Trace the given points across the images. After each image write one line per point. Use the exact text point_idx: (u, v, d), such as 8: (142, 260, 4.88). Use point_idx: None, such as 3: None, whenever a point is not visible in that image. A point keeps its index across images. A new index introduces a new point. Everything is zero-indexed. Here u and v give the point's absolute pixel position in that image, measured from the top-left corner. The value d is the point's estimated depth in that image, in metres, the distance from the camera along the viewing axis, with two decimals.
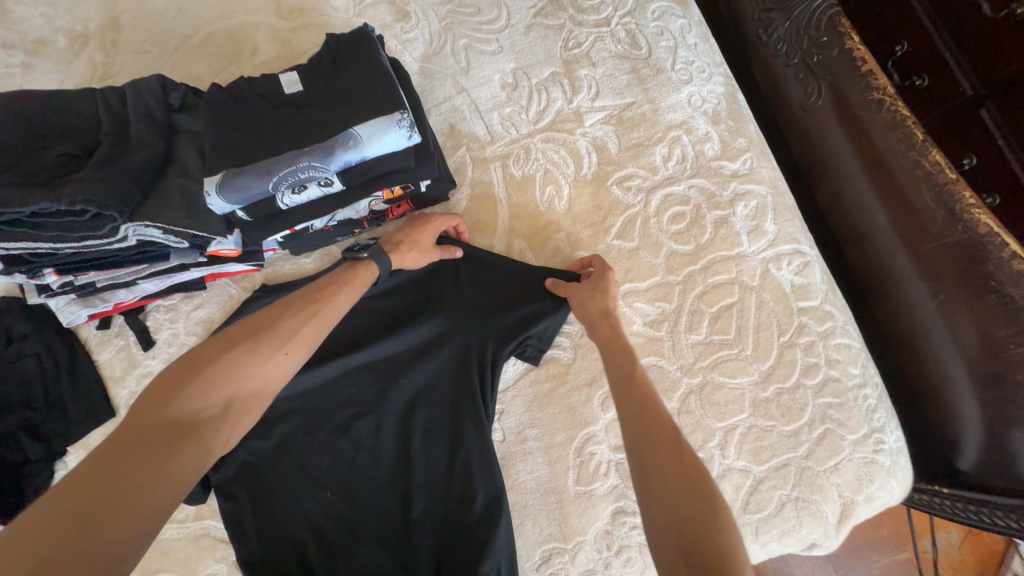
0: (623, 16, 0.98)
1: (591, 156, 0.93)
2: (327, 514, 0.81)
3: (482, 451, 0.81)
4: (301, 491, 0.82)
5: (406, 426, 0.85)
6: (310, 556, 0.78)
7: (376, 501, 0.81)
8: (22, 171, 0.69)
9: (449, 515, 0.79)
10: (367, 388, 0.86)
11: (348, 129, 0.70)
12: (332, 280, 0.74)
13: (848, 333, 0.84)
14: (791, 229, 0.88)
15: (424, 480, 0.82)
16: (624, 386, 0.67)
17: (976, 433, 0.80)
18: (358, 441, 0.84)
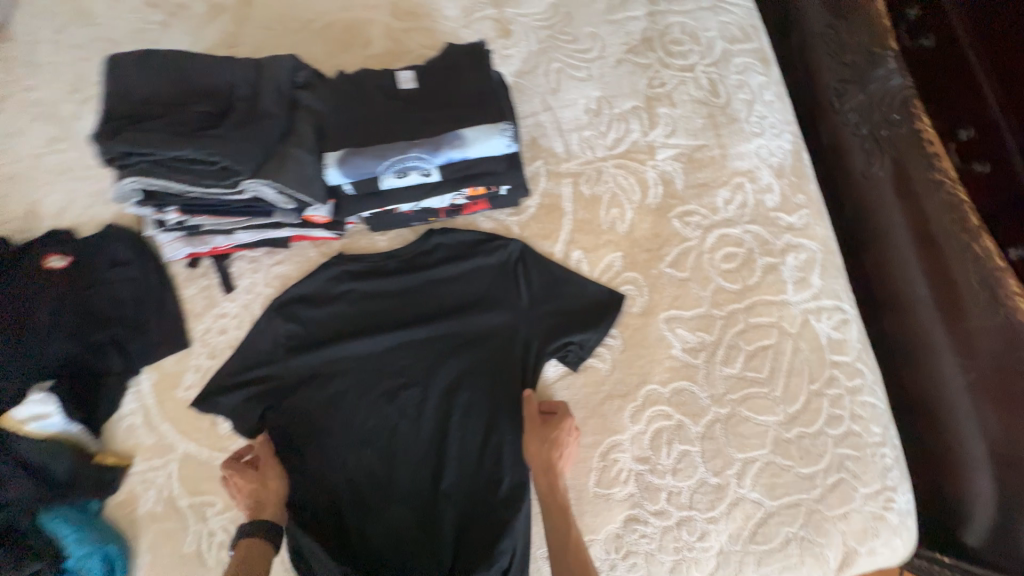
0: (708, 65, 1.06)
1: (658, 187, 0.99)
2: (364, 473, 0.88)
3: (514, 441, 0.88)
4: (343, 446, 0.90)
5: (445, 404, 0.91)
6: (343, 509, 0.86)
7: (408, 470, 0.88)
8: (170, 119, 0.79)
9: (474, 494, 0.85)
10: (418, 364, 0.94)
11: (456, 131, 0.79)
12: (241, 568, 0.78)
13: (874, 393, 0.89)
14: (835, 286, 0.94)
15: (455, 459, 0.87)
16: (557, 552, 0.77)
17: (988, 508, 0.85)
18: (401, 411, 0.91)
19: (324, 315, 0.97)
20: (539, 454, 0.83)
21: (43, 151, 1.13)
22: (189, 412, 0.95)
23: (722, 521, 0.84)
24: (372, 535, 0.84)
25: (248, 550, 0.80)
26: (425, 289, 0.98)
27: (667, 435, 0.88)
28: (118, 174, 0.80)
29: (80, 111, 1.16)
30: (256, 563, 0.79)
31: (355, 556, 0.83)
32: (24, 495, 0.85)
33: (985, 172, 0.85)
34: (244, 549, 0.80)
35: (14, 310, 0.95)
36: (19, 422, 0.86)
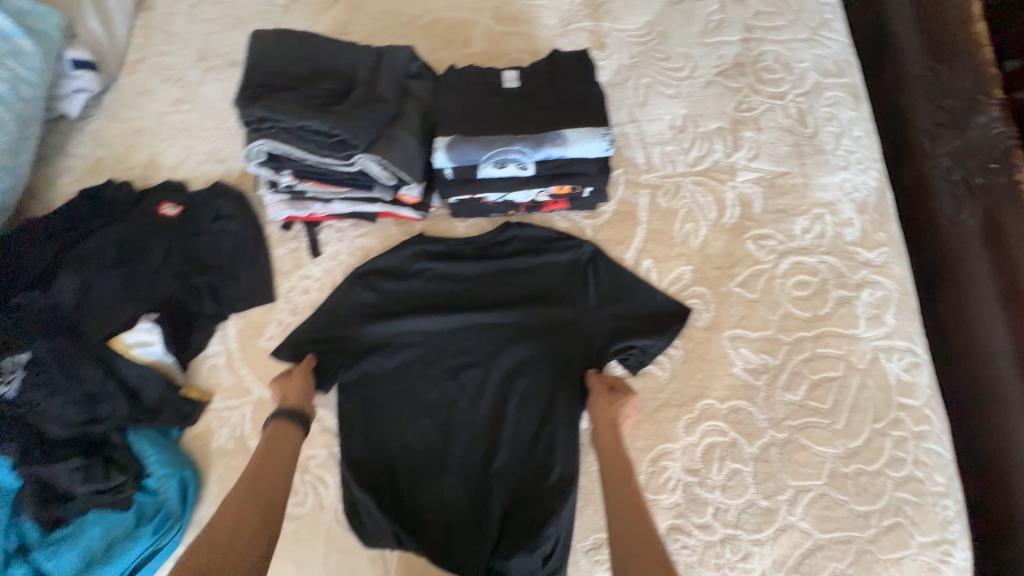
0: (798, 95, 1.07)
1: (735, 209, 1.01)
2: (421, 442, 0.92)
3: (568, 433, 0.90)
4: (404, 414, 0.94)
5: (505, 388, 0.94)
6: (399, 472, 0.90)
7: (463, 445, 0.91)
8: (301, 93, 0.88)
9: (525, 477, 0.88)
10: (483, 347, 0.98)
11: (558, 131, 0.85)
12: (266, 444, 0.81)
13: (941, 442, 0.86)
14: (910, 327, 0.92)
15: (510, 441, 0.90)
16: (616, 482, 0.72)
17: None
18: (462, 389, 0.95)
19: (399, 288, 1.03)
20: (605, 407, 0.83)
21: (167, 110, 1.26)
22: (267, 361, 1.02)
23: (768, 545, 0.83)
24: (423, 501, 0.88)
25: (276, 431, 0.83)
26: (497, 277, 1.02)
27: (720, 451, 0.88)
28: (249, 137, 0.89)
29: (204, 79, 1.28)
30: (280, 444, 0.81)
31: (407, 518, 0.87)
32: (117, 415, 0.93)
33: None
34: (271, 430, 0.83)
35: (128, 246, 1.03)
36: (127, 346, 0.97)
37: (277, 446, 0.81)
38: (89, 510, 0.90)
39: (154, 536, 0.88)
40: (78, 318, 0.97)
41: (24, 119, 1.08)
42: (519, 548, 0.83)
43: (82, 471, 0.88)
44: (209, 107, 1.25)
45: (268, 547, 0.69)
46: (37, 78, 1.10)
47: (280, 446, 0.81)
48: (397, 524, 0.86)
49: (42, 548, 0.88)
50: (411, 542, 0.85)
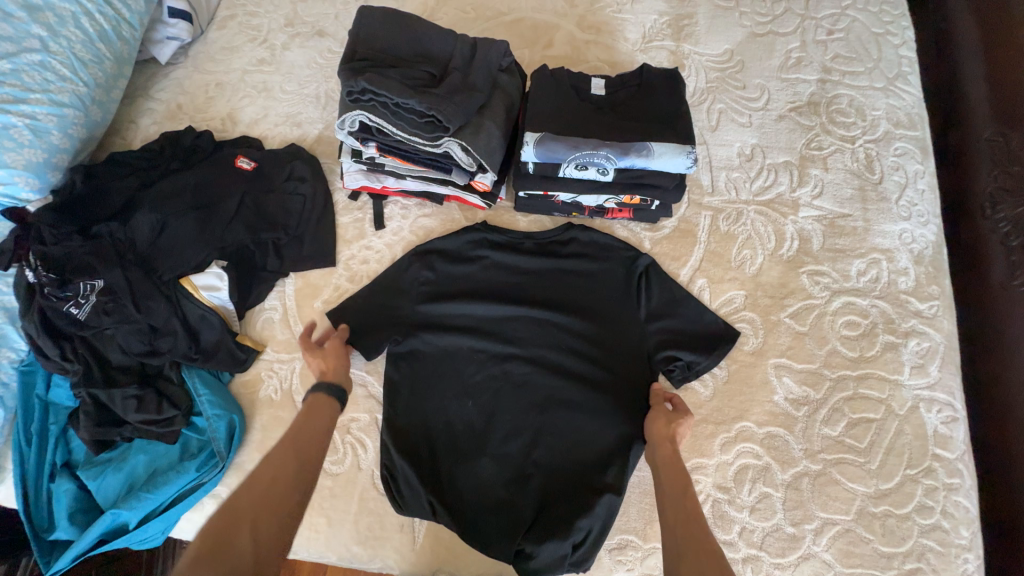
0: (868, 141, 1.09)
1: (794, 242, 1.03)
2: (464, 423, 0.94)
3: (609, 437, 0.92)
4: (449, 394, 0.97)
5: (551, 387, 0.96)
6: (440, 450, 0.93)
7: (505, 433, 0.93)
8: (400, 72, 0.92)
9: (562, 473, 0.90)
10: (534, 342, 0.99)
11: (644, 142, 0.88)
12: (308, 409, 0.83)
13: (970, 497, 0.88)
14: (951, 381, 0.94)
15: (552, 437, 0.93)
16: (670, 499, 0.76)
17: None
18: (508, 380, 0.97)
19: (457, 271, 1.05)
20: (664, 424, 0.86)
21: (249, 68, 1.29)
22: (322, 323, 1.06)
23: (789, 571, 0.85)
24: (461, 480, 0.91)
25: (314, 405, 0.85)
26: (553, 274, 1.04)
27: (752, 473, 0.90)
28: (346, 107, 0.92)
29: (288, 42, 1.31)
30: (319, 411, 0.84)
31: (444, 493, 0.90)
32: (177, 350, 0.97)
33: None
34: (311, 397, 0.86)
35: (203, 193, 1.06)
36: (196, 287, 1.00)
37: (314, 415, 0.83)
38: (136, 439, 0.96)
39: (197, 471, 0.93)
40: (152, 254, 1.00)
41: (121, 59, 1.13)
42: (550, 539, 0.85)
43: (137, 400, 0.94)
44: (290, 70, 1.28)
45: (301, 501, 0.73)
46: (138, 21, 1.15)
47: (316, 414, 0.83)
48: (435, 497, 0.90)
49: (88, 469, 0.94)
50: (447, 516, 0.88)
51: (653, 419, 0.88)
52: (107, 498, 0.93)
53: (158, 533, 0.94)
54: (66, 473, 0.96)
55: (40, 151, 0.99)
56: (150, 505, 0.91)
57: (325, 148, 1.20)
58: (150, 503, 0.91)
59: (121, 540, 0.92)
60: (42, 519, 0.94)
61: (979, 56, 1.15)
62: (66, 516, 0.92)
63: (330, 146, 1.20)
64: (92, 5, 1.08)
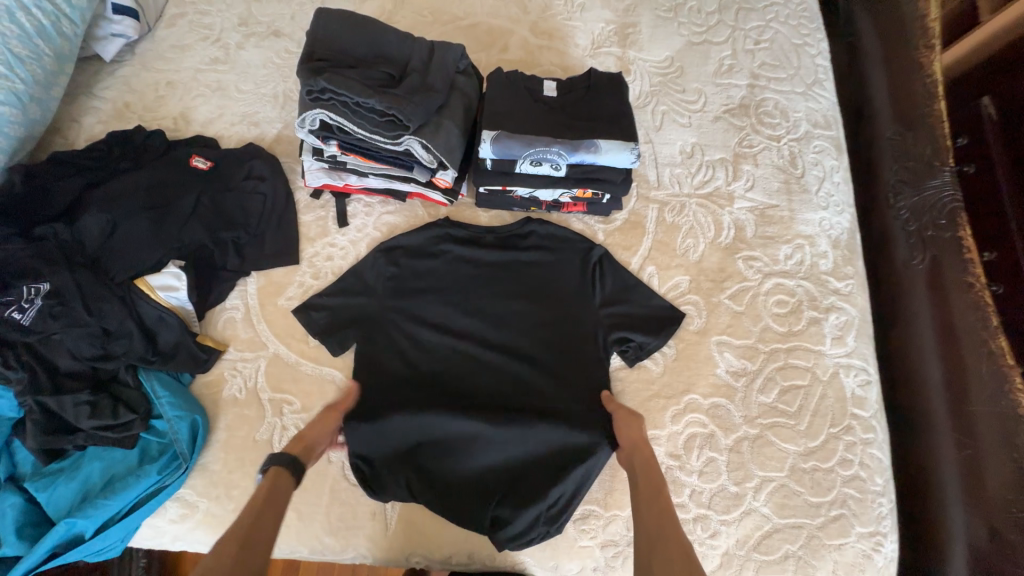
0: (792, 140, 1.22)
1: (730, 231, 1.14)
2: (433, 414, 0.97)
3: (575, 415, 0.98)
4: (418, 385, 1.00)
5: (518, 374, 1.01)
6: (412, 440, 0.96)
7: (473, 420, 0.97)
8: (359, 72, 0.95)
9: (530, 453, 0.96)
10: (500, 334, 1.05)
11: (592, 140, 0.95)
12: (263, 495, 0.79)
13: (882, 449, 1.00)
14: (865, 350, 1.07)
15: (520, 420, 0.97)
16: (647, 491, 0.83)
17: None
18: (477, 370, 1.01)
19: (420, 265, 1.09)
20: (629, 429, 0.92)
21: (202, 67, 1.27)
22: (287, 320, 1.06)
23: (733, 525, 0.94)
24: (434, 467, 0.95)
25: (273, 480, 0.81)
26: (513, 265, 1.10)
27: (699, 440, 0.98)
28: (306, 106, 0.94)
29: (242, 41, 1.30)
30: (275, 495, 0.79)
31: (418, 481, 0.94)
32: (132, 353, 0.95)
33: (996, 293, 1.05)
34: (270, 477, 0.81)
35: (157, 193, 1.04)
36: (151, 288, 0.98)
37: (273, 498, 0.79)
38: (90, 447, 0.93)
39: (159, 475, 0.92)
40: (103, 256, 0.98)
41: (61, 56, 1.09)
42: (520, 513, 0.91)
43: (90, 406, 0.91)
44: (246, 70, 1.27)
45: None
46: (79, 17, 1.12)
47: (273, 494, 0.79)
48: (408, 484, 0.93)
49: (36, 481, 0.90)
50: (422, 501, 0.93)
51: (618, 425, 0.93)
52: (59, 510, 0.90)
53: (119, 540, 0.93)
54: (11, 488, 0.91)
55: None
56: (110, 512, 0.89)
57: (284, 148, 1.20)
58: (110, 510, 0.89)
59: (76, 551, 0.89)
60: None
61: (881, 66, 1.31)
62: (14, 532, 0.88)
63: (289, 145, 1.21)
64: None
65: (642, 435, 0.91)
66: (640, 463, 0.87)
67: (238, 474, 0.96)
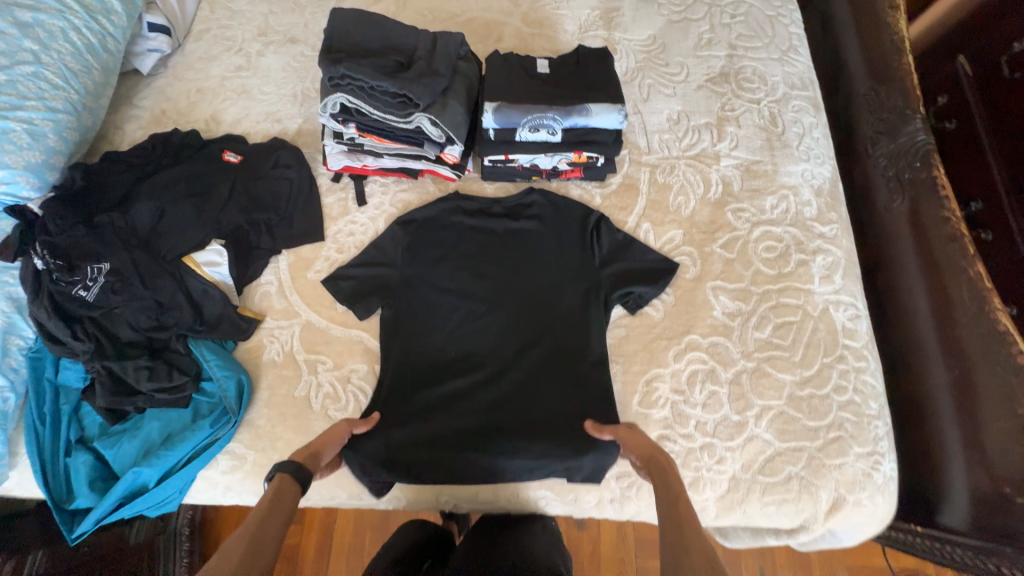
0: (771, 102, 1.31)
1: (718, 186, 1.23)
2: (451, 393, 1.05)
3: (585, 387, 1.06)
4: (436, 367, 1.08)
5: (528, 352, 1.09)
6: (431, 419, 1.03)
7: (490, 399, 1.05)
8: (372, 60, 1.06)
9: (545, 427, 1.02)
10: (508, 316, 1.12)
11: (583, 104, 1.07)
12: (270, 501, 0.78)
13: (874, 376, 1.07)
14: (852, 287, 1.14)
15: (533, 397, 1.05)
16: (667, 502, 0.79)
17: (964, 500, 1.02)
18: (489, 352, 1.09)
19: (434, 234, 1.19)
20: (639, 443, 0.91)
21: (227, 74, 1.40)
22: (316, 290, 1.17)
23: (738, 451, 1.01)
24: (453, 447, 1.00)
25: (280, 487, 0.80)
26: (520, 232, 1.19)
27: (701, 376, 1.06)
28: (328, 92, 1.07)
29: (262, 49, 1.44)
30: (281, 503, 0.78)
31: (439, 462, 0.99)
32: (182, 323, 1.07)
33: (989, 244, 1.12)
34: (276, 485, 0.80)
35: (197, 183, 1.17)
36: (198, 264, 1.12)
37: (278, 503, 0.78)
38: (149, 408, 1.04)
39: (211, 428, 1.02)
40: (154, 238, 1.10)
41: (107, 69, 1.23)
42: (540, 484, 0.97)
43: (149, 370, 1.02)
44: (267, 74, 1.40)
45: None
46: (122, 36, 1.26)
47: (279, 503, 0.78)
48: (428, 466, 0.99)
49: (104, 439, 1.02)
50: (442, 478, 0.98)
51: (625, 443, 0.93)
52: (126, 463, 1.00)
53: (176, 493, 1.02)
54: (81, 448, 1.02)
55: (38, 153, 1.07)
56: (170, 462, 0.99)
57: (305, 140, 1.33)
58: (170, 460, 1.00)
59: (141, 501, 0.99)
60: (60, 492, 1.00)
61: (853, 31, 1.40)
62: (87, 485, 0.99)
63: (309, 137, 1.33)
64: (79, 21, 1.17)
65: (654, 447, 0.90)
66: (656, 474, 0.84)
67: (280, 427, 1.05)
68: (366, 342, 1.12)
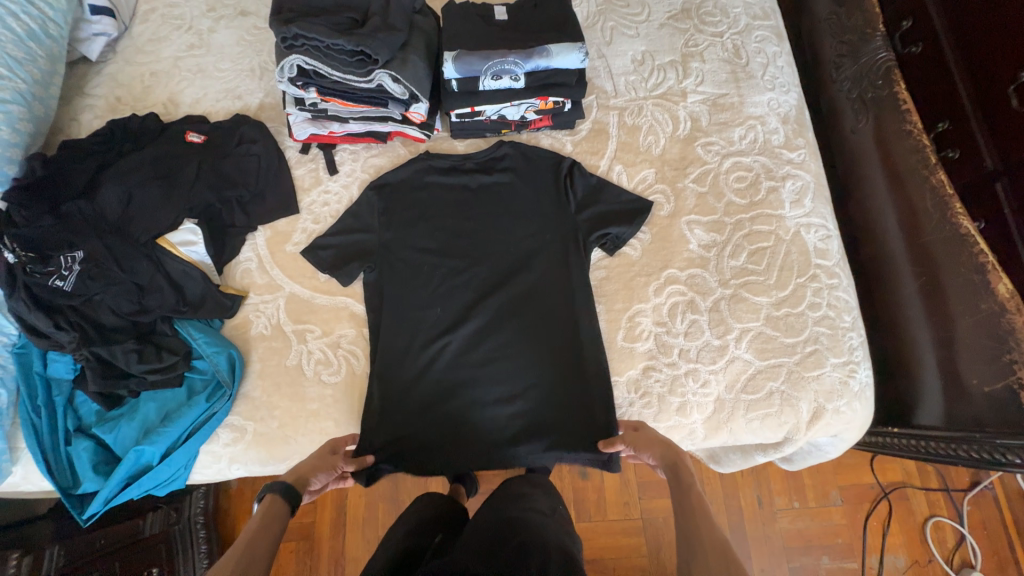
0: (734, 34, 1.31)
1: (687, 123, 1.24)
2: (443, 351, 1.08)
3: (571, 339, 1.08)
4: (423, 331, 1.10)
5: (512, 309, 1.10)
6: (428, 374, 1.07)
7: (480, 359, 1.07)
8: (326, 17, 1.04)
9: (535, 381, 1.06)
10: (489, 275, 1.13)
11: (544, 46, 1.08)
12: (260, 522, 0.80)
13: (847, 291, 1.11)
14: (822, 209, 1.16)
15: (523, 350, 1.08)
16: (683, 504, 0.83)
17: (937, 398, 1.07)
18: (473, 312, 1.10)
19: (409, 195, 1.19)
20: (651, 444, 0.94)
21: (180, 54, 1.36)
22: (296, 262, 1.17)
23: (721, 374, 1.05)
24: (454, 398, 1.05)
25: (269, 509, 0.83)
26: (493, 186, 1.19)
27: (681, 307, 1.09)
28: (286, 55, 1.06)
29: (213, 25, 1.39)
30: (269, 525, 0.80)
31: (437, 410, 1.05)
32: (165, 305, 1.07)
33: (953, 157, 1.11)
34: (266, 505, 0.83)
35: (161, 164, 1.15)
36: (173, 244, 1.11)
37: (269, 523, 0.81)
38: (143, 391, 1.05)
39: (208, 403, 1.05)
40: (125, 223, 1.09)
41: (53, 56, 1.19)
42: (533, 438, 1.03)
43: (138, 352, 1.03)
44: (221, 50, 1.37)
45: None
46: (63, 20, 1.21)
47: (274, 519, 0.82)
48: (426, 430, 1.04)
49: (102, 424, 1.03)
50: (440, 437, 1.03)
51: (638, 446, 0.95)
52: (127, 445, 1.02)
53: (182, 469, 1.05)
54: (81, 435, 1.04)
55: None
56: (171, 437, 1.02)
57: (269, 114, 1.30)
58: (171, 436, 1.03)
59: (147, 479, 1.02)
60: (65, 479, 1.02)
61: None
62: (91, 469, 1.01)
63: (273, 111, 1.30)
64: (14, 5, 1.12)
65: (669, 445, 0.92)
66: (670, 472, 0.88)
67: (276, 396, 1.07)
68: (354, 307, 1.13)
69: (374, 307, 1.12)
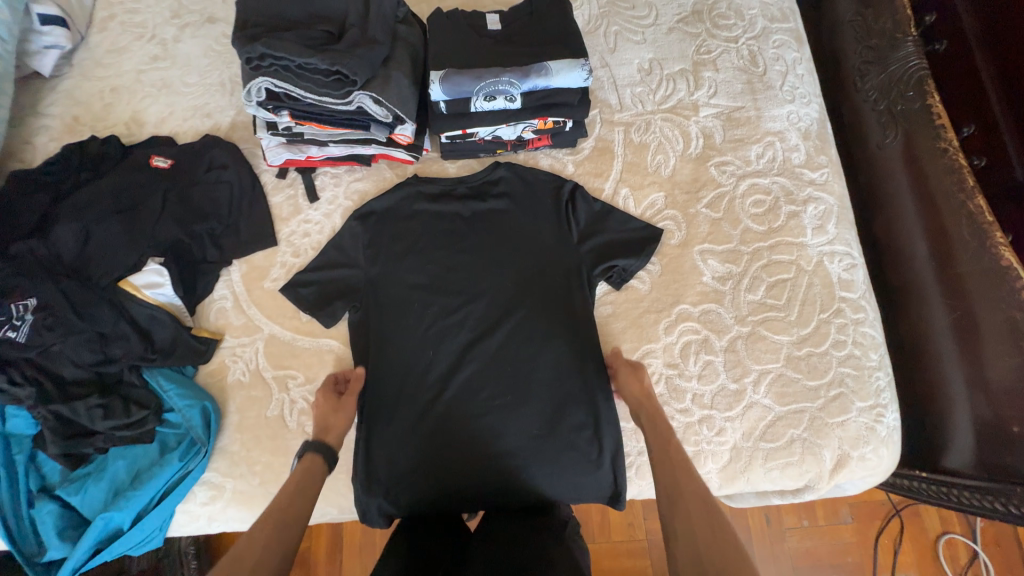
0: (750, 38, 1.20)
1: (699, 140, 1.13)
2: (438, 400, 0.99)
3: (575, 385, 0.99)
4: (413, 377, 1.00)
5: (511, 352, 1.01)
6: (421, 426, 0.98)
7: (479, 407, 0.99)
8: (296, 33, 0.93)
9: (537, 431, 0.98)
10: (485, 312, 1.03)
11: (542, 63, 0.97)
12: (300, 475, 0.83)
13: (873, 327, 1.02)
14: (847, 235, 1.07)
15: (524, 396, 0.99)
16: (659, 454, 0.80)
17: (968, 442, 1.00)
18: (468, 357, 1.01)
19: (398, 225, 1.09)
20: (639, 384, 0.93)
21: (143, 67, 1.24)
22: (275, 299, 1.08)
23: (737, 421, 0.97)
24: (451, 452, 0.97)
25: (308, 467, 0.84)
26: (488, 216, 1.09)
27: (694, 346, 1.01)
28: (253, 76, 0.94)
29: (179, 34, 1.27)
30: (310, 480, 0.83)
31: (431, 465, 0.96)
32: (131, 353, 0.97)
33: (980, 166, 1.02)
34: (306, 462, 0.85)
35: (123, 195, 1.04)
36: (136, 287, 1.01)
37: (306, 479, 0.83)
38: (111, 448, 0.96)
39: (182, 461, 0.96)
40: (83, 264, 0.99)
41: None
42: (539, 491, 0.96)
43: (103, 408, 0.94)
44: (188, 63, 1.25)
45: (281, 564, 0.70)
46: (8, 33, 1.08)
47: (307, 476, 0.83)
48: (421, 488, 0.96)
49: (67, 487, 0.94)
50: (436, 494, 0.95)
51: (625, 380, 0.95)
52: (95, 508, 0.94)
53: (156, 530, 0.97)
54: (45, 497, 0.95)
55: None
56: (141, 501, 0.94)
57: (242, 135, 1.19)
58: (142, 499, 0.94)
59: (119, 544, 0.94)
60: (29, 546, 0.94)
61: None
62: (56, 535, 0.93)
63: (246, 130, 1.19)
64: None
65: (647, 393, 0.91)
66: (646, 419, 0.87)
67: (256, 451, 0.99)
68: (340, 350, 1.05)
69: (361, 351, 1.03)
